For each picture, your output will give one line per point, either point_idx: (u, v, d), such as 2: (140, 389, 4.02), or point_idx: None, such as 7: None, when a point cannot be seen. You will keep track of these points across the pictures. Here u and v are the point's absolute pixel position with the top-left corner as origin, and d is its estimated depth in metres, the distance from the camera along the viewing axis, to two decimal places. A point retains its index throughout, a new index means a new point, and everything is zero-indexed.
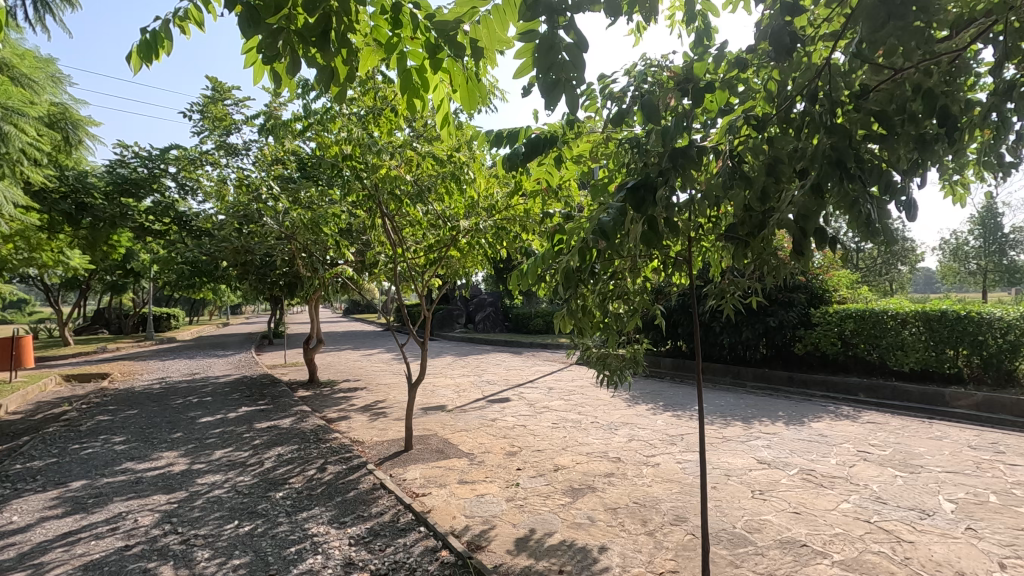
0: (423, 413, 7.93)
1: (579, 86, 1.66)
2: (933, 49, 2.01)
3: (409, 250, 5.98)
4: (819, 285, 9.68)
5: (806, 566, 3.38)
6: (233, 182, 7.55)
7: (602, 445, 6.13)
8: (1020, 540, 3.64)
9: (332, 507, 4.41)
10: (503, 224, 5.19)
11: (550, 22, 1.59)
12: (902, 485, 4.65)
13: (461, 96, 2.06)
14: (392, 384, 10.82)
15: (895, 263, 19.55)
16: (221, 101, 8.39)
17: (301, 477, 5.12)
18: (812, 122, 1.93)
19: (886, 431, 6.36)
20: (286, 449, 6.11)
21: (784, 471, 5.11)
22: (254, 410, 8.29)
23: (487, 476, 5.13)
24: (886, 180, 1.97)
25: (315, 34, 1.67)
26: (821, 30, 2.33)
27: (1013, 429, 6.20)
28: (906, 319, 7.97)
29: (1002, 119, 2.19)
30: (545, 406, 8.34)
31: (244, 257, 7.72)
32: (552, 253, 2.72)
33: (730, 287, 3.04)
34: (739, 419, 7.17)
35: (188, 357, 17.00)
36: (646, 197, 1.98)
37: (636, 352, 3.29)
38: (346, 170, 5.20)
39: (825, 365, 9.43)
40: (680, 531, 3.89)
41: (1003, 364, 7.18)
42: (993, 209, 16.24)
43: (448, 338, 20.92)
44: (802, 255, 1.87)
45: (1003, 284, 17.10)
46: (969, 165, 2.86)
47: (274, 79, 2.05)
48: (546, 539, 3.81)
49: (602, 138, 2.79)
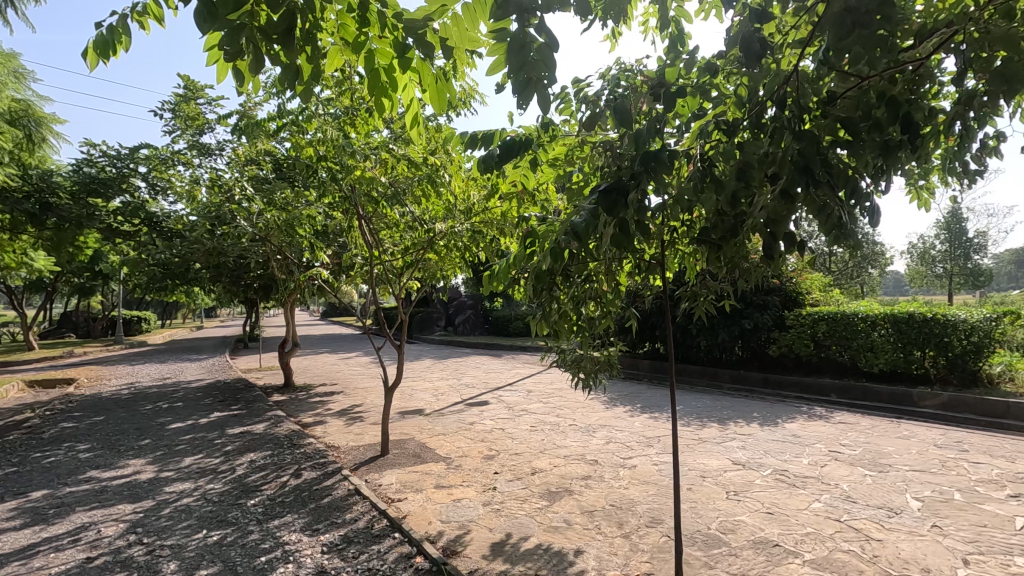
0: (400, 418, 7.85)
1: (551, 86, 1.66)
2: (897, 58, 2.05)
3: (386, 253, 5.94)
4: (793, 288, 9.88)
5: (777, 566, 3.42)
6: (205, 182, 7.38)
7: (580, 448, 6.14)
8: (982, 536, 3.74)
9: (304, 514, 4.33)
10: (481, 227, 5.27)
11: (520, 21, 1.59)
12: (871, 484, 4.75)
13: (430, 97, 2.03)
14: (369, 388, 10.69)
15: (866, 266, 20.10)
16: (194, 100, 8.24)
17: (274, 484, 5.02)
18: (781, 128, 1.96)
19: (856, 431, 6.50)
20: (260, 455, 5.99)
21: (758, 471, 5.18)
22: (227, 416, 8.11)
23: (464, 480, 5.09)
24: (854, 186, 2.00)
25: (278, 32, 1.65)
26: (789, 37, 2.36)
27: (978, 428, 6.38)
28: (876, 321, 8.16)
29: (966, 128, 2.24)
30: (524, 409, 8.34)
31: (216, 259, 7.58)
32: (525, 256, 2.73)
33: (704, 290, 3.06)
34: (714, 420, 7.26)
35: (159, 361, 16.59)
36: (619, 200, 1.98)
37: (611, 354, 3.30)
38: (322, 171, 5.13)
39: (798, 366, 9.60)
40: (656, 533, 3.91)
41: (968, 365, 7.40)
42: (958, 214, 16.74)
43: (427, 340, 20.79)
44: (772, 259, 1.90)
45: (968, 287, 17.60)
46: (934, 171, 2.95)
47: (237, 77, 2.01)
48: (521, 543, 3.79)
49: (577, 142, 2.80)
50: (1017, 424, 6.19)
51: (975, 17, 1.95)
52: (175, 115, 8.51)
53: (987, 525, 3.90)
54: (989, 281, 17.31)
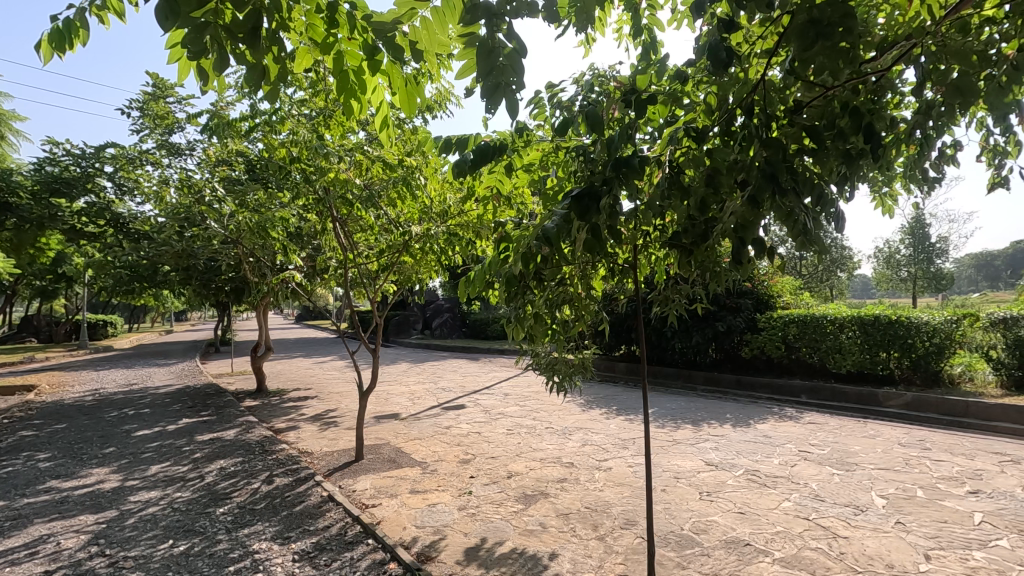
0: (375, 422, 7.77)
1: (520, 91, 1.67)
2: (859, 69, 2.11)
3: (361, 256, 5.89)
4: (764, 291, 10.08)
5: (749, 565, 3.48)
6: (174, 183, 7.20)
7: (556, 450, 6.16)
8: (943, 532, 3.86)
9: (275, 522, 4.24)
10: (456, 230, 5.25)
11: (489, 26, 1.59)
12: (839, 483, 4.87)
13: (400, 100, 2.02)
14: (344, 393, 10.56)
15: (835, 270, 20.69)
16: (163, 99, 8.05)
17: (244, 491, 4.91)
18: (749, 135, 2.00)
19: (825, 431, 6.66)
20: (230, 462, 5.86)
21: (730, 472, 5.27)
22: (196, 422, 7.92)
23: (439, 485, 5.06)
24: (820, 192, 2.04)
25: (244, 30, 1.64)
26: (757, 47, 2.40)
27: (939, 427, 6.60)
28: (844, 324, 8.37)
29: (926, 136, 2.31)
30: (500, 412, 8.33)
31: (186, 261, 7.41)
32: (498, 260, 2.74)
33: (676, 294, 3.10)
34: (688, 422, 7.36)
35: (125, 367, 16.08)
36: (591, 205, 2.00)
37: (585, 357, 3.32)
38: (295, 172, 5.08)
39: (770, 368, 9.79)
40: (630, 534, 3.95)
41: (930, 366, 7.66)
42: (921, 220, 17.33)
43: (404, 343, 20.63)
44: (741, 264, 1.93)
45: (931, 290, 18.24)
46: (896, 179, 3.05)
47: (201, 75, 1.97)
48: (497, 548, 3.77)
49: (552, 147, 2.81)
50: (976, 423, 6.41)
51: (932, 31, 2.02)
52: (143, 114, 8.30)
53: (948, 520, 4.03)
54: (950, 284, 17.96)
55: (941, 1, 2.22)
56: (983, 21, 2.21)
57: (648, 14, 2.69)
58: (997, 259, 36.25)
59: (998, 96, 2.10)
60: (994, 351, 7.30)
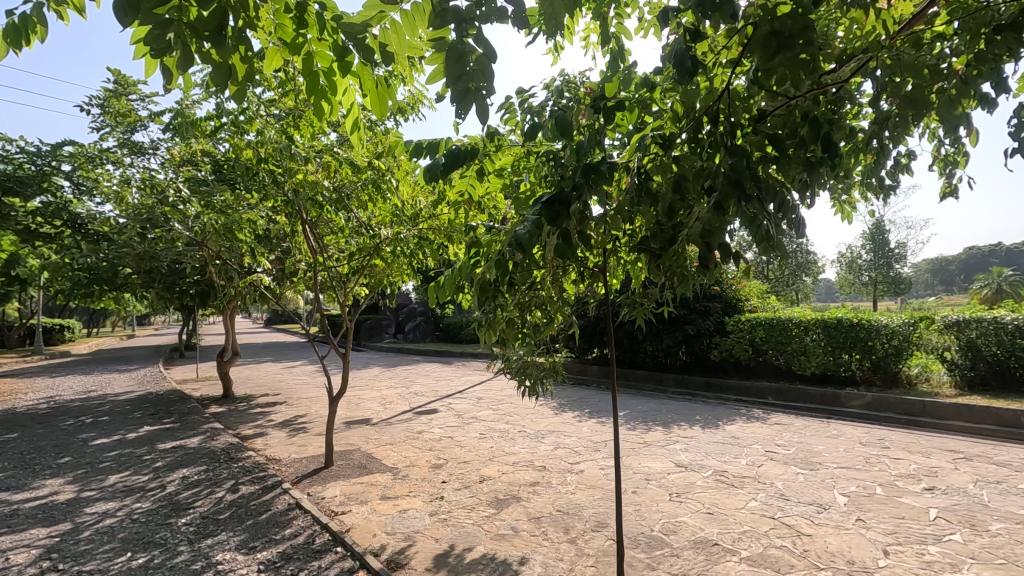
0: (346, 428, 7.66)
1: (490, 97, 1.67)
2: (820, 80, 2.17)
3: (331, 259, 5.81)
4: (732, 294, 10.30)
5: (716, 565, 3.54)
6: (136, 182, 6.98)
7: (529, 454, 6.16)
8: (900, 528, 3.99)
9: (240, 531, 4.13)
10: (428, 233, 5.21)
11: (459, 30, 1.60)
12: (803, 482, 5.00)
13: (371, 101, 1.99)
14: (314, 398, 10.37)
15: (800, 274, 21.32)
16: (125, 96, 7.82)
17: (208, 501, 4.77)
18: (715, 143, 2.04)
19: (790, 431, 6.83)
20: (193, 470, 5.69)
21: (699, 473, 5.35)
22: (158, 430, 7.66)
23: (411, 491, 5.00)
24: (783, 199, 2.09)
25: (210, 28, 1.60)
26: (721, 57, 2.45)
27: (897, 426, 6.84)
28: (808, 326, 8.61)
29: (882, 146, 2.39)
30: (473, 416, 8.29)
31: (148, 263, 7.19)
32: (469, 265, 2.73)
33: (644, 298, 3.13)
34: (659, 424, 7.45)
35: (83, 373, 15.44)
36: (562, 210, 2.03)
37: (556, 361, 3.33)
38: (262, 173, 4.98)
39: (738, 370, 9.99)
40: (601, 537, 3.97)
41: (890, 367, 7.96)
42: (881, 226, 17.98)
43: (377, 348, 20.35)
44: (708, 268, 1.96)
45: (890, 294, 18.92)
46: (854, 187, 3.16)
47: (164, 74, 1.91)
48: (467, 553, 3.75)
49: (522, 151, 2.81)
50: (932, 422, 6.66)
51: (887, 45, 2.09)
52: (104, 111, 8.03)
53: (905, 517, 4.18)
54: (908, 288, 18.69)
55: (895, 16, 2.30)
56: (934, 36, 2.30)
57: (616, 22, 2.74)
58: (952, 264, 37.83)
59: (949, 109, 2.18)
60: (949, 353, 7.62)
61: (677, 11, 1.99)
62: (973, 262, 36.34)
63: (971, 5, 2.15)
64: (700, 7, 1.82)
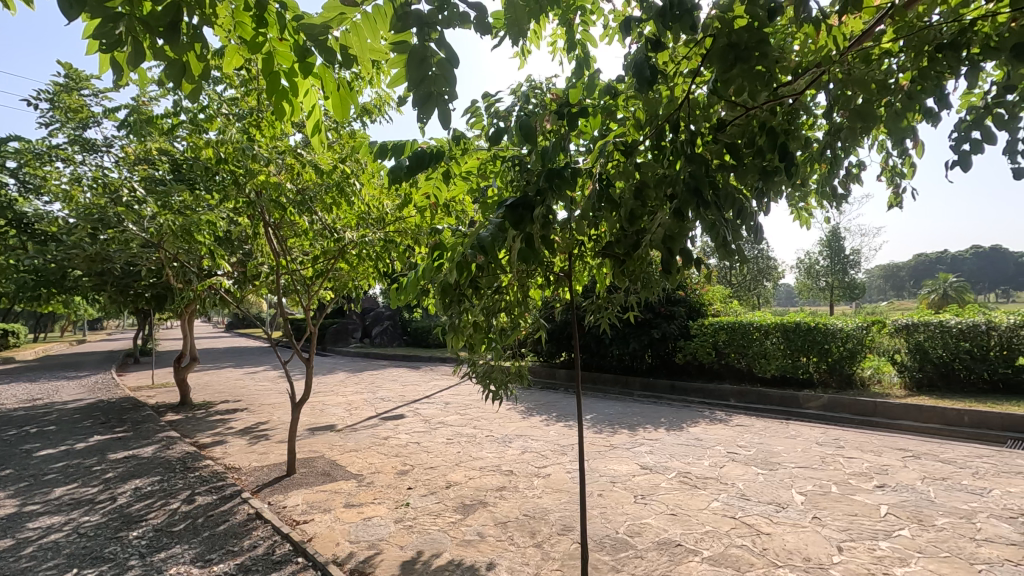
0: (309, 434, 7.48)
1: (452, 102, 1.67)
2: (776, 92, 2.24)
3: (294, 262, 5.68)
4: (696, 299, 10.53)
5: (679, 565, 3.59)
6: (87, 181, 6.69)
7: (496, 458, 6.15)
8: (854, 524, 4.14)
9: (196, 544, 3.98)
10: (394, 236, 5.15)
11: (420, 35, 1.59)
12: (763, 482, 5.13)
13: (333, 104, 1.95)
14: (276, 404, 10.09)
15: (760, 279, 21.97)
16: (77, 92, 7.54)
17: (162, 512, 4.59)
18: (676, 150, 2.08)
19: (752, 432, 7.00)
20: (146, 481, 5.46)
21: (664, 475, 5.43)
22: (109, 439, 7.32)
23: (376, 498, 4.92)
24: (741, 207, 2.14)
25: (163, 24, 1.55)
26: (682, 67, 2.50)
27: (852, 426, 7.09)
28: (768, 330, 8.86)
29: (835, 156, 2.48)
30: (440, 421, 8.22)
31: (100, 265, 6.90)
32: (433, 268, 2.72)
33: (609, 302, 3.17)
34: (625, 426, 7.54)
35: (28, 380, 14.65)
36: (526, 214, 2.03)
37: (521, 365, 3.33)
38: (222, 173, 4.84)
39: (701, 373, 10.20)
40: (567, 540, 3.99)
41: (844, 369, 8.27)
42: (837, 234, 18.71)
43: (342, 353, 19.99)
44: (669, 273, 2.00)
45: (845, 298, 19.65)
46: (810, 195, 3.27)
47: (115, 69, 1.84)
48: (434, 560, 3.71)
49: (488, 155, 2.81)
50: (884, 421, 6.95)
51: (838, 60, 2.17)
52: (53, 106, 7.70)
53: (858, 513, 4.33)
54: (863, 293, 19.45)
55: (845, 32, 2.40)
56: (881, 52, 2.41)
57: (582, 29, 2.77)
58: (902, 271, 39.63)
59: (895, 121, 2.28)
60: (899, 355, 7.98)
61: (639, 20, 2.03)
62: (921, 268, 38.15)
63: (915, 24, 2.25)
64: (661, 18, 1.86)
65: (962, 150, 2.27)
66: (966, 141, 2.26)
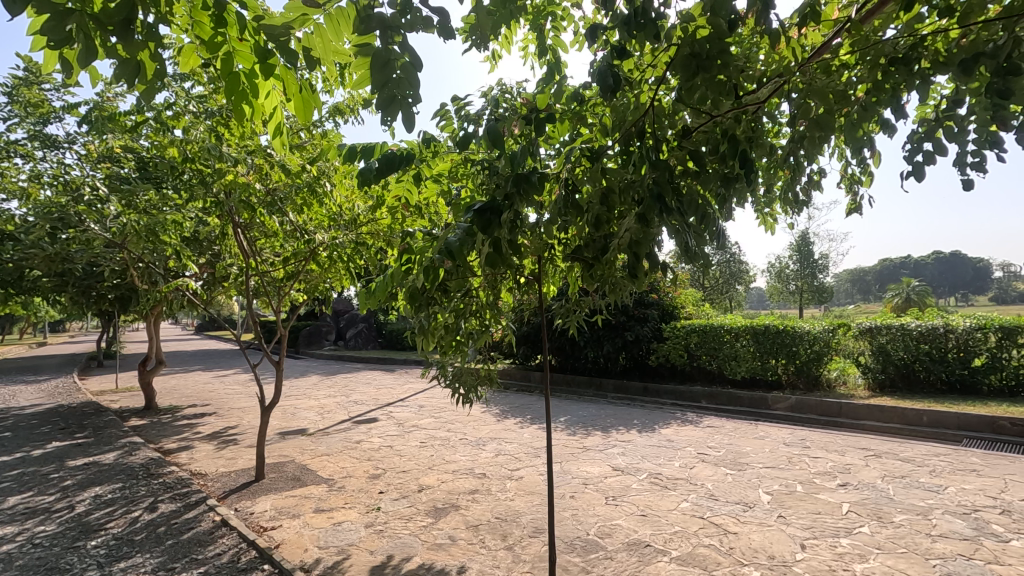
0: (279, 438, 7.35)
1: (416, 105, 1.68)
2: (740, 101, 2.28)
3: (264, 263, 5.59)
4: (669, 302, 10.66)
5: (648, 565, 3.64)
6: (47, 178, 6.46)
7: (469, 461, 6.13)
8: (817, 522, 4.25)
9: (158, 552, 3.88)
10: (366, 238, 5.10)
11: (383, 38, 1.59)
12: (731, 482, 5.23)
13: (294, 106, 1.93)
14: (246, 408, 9.88)
15: (731, 283, 22.47)
16: (37, 86, 7.28)
17: (123, 521, 4.46)
18: (642, 157, 2.11)
19: (721, 433, 7.13)
20: (107, 488, 5.30)
21: (635, 476, 5.50)
22: (67, 446, 7.07)
23: (347, 502, 4.87)
24: (705, 212, 2.17)
25: (115, 22, 1.53)
26: (647, 74, 2.53)
27: (819, 426, 7.27)
28: (739, 333, 9.03)
29: (798, 164, 2.53)
30: (414, 424, 8.17)
31: (60, 266, 6.66)
32: (400, 272, 2.70)
33: (578, 305, 3.18)
34: (598, 429, 7.59)
35: None
36: (493, 219, 2.04)
37: (492, 369, 3.31)
38: (188, 173, 4.73)
39: (674, 375, 10.33)
40: (538, 542, 4.00)
41: (812, 371, 8.50)
42: (806, 239, 19.25)
43: (315, 355, 19.71)
44: (636, 277, 2.02)
45: (815, 302, 20.12)
46: (776, 201, 3.36)
47: (63, 67, 1.78)
48: (403, 564, 3.69)
49: (459, 157, 2.81)
50: (848, 421, 7.15)
51: (798, 71, 2.23)
52: (12, 100, 7.43)
53: (822, 512, 4.45)
54: (830, 297, 19.98)
55: (805, 45, 2.47)
56: (840, 64, 2.48)
57: (553, 34, 2.79)
58: (868, 275, 40.83)
59: (852, 132, 2.35)
60: (863, 358, 8.24)
61: (605, 29, 2.06)
62: (886, 272, 39.35)
63: (870, 39, 2.32)
64: (626, 27, 1.89)
65: (915, 161, 2.36)
66: (918, 152, 2.35)
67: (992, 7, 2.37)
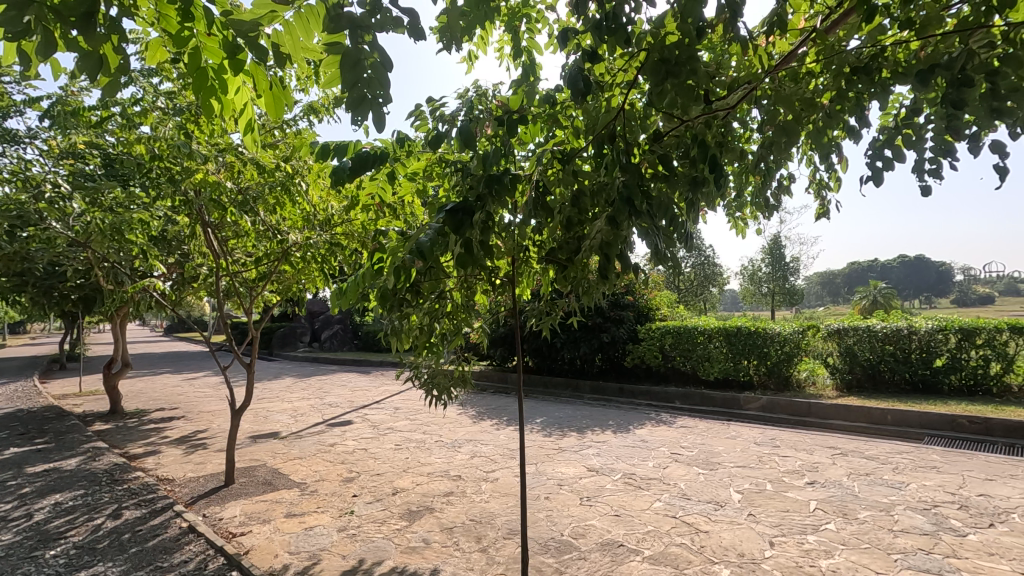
0: (251, 442, 7.22)
1: (387, 105, 1.67)
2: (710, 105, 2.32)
3: (235, 263, 5.48)
4: (644, 304, 10.79)
5: (620, 565, 3.67)
6: (5, 173, 6.22)
7: (444, 464, 6.10)
8: (785, 520, 4.34)
9: (121, 561, 3.77)
10: (340, 239, 5.05)
11: (353, 37, 1.58)
12: (703, 481, 5.31)
13: (265, 103, 1.91)
14: (216, 412, 9.66)
15: (706, 285, 22.83)
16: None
17: (84, 529, 4.31)
18: (612, 160, 2.13)
19: (695, 433, 7.24)
20: (68, 495, 5.12)
21: (609, 476, 5.54)
22: (26, 452, 6.81)
23: (319, 506, 4.80)
24: (674, 215, 2.19)
25: (76, 14, 1.48)
26: (620, 78, 2.55)
27: (789, 426, 7.42)
28: (712, 334, 9.18)
29: (768, 168, 2.58)
30: (389, 427, 8.09)
31: (19, 264, 6.42)
32: (372, 271, 2.67)
33: (551, 306, 3.19)
34: (574, 430, 7.63)
35: None
36: (465, 219, 2.03)
37: (466, 370, 3.30)
38: (156, 171, 4.60)
39: (649, 375, 10.45)
40: (512, 544, 4.00)
41: (782, 372, 8.68)
42: (778, 242, 19.68)
43: (289, 357, 19.39)
44: (606, 278, 2.03)
45: (786, 304, 20.57)
46: (746, 205, 3.43)
47: (21, 59, 1.73)
48: (376, 568, 3.65)
49: (432, 157, 2.79)
50: (817, 421, 7.32)
51: (767, 77, 2.27)
52: None
53: (790, 509, 4.55)
54: (801, 298, 20.45)
55: (773, 52, 2.53)
56: (806, 72, 2.55)
57: (527, 37, 2.81)
58: (836, 277, 41.91)
59: (817, 139, 2.41)
60: (831, 358, 8.45)
61: (576, 32, 2.08)
62: (854, 275, 40.46)
63: (836, 47, 2.38)
64: (597, 31, 1.92)
65: (876, 167, 2.43)
66: (879, 159, 2.43)
67: (950, 20, 2.46)
